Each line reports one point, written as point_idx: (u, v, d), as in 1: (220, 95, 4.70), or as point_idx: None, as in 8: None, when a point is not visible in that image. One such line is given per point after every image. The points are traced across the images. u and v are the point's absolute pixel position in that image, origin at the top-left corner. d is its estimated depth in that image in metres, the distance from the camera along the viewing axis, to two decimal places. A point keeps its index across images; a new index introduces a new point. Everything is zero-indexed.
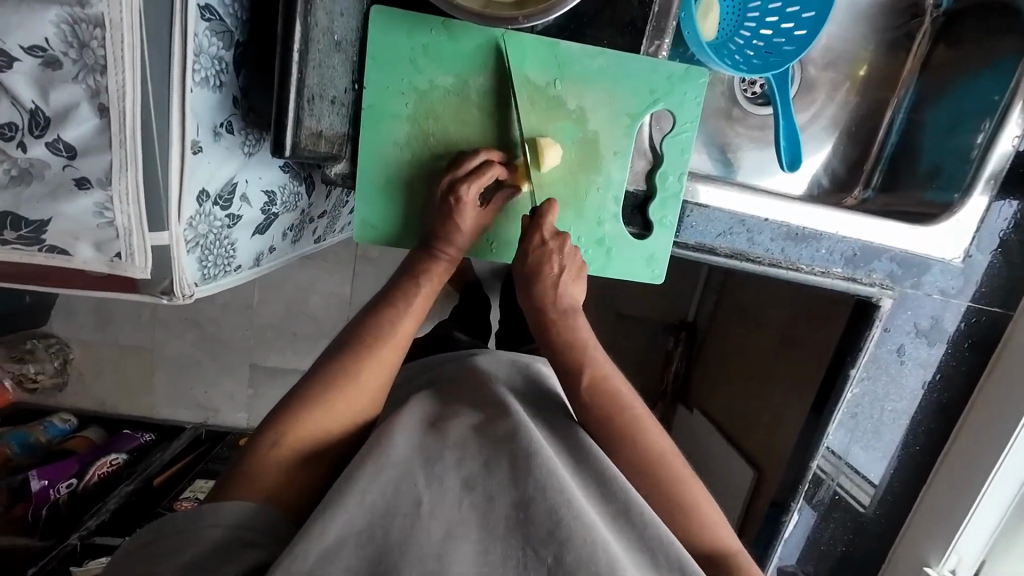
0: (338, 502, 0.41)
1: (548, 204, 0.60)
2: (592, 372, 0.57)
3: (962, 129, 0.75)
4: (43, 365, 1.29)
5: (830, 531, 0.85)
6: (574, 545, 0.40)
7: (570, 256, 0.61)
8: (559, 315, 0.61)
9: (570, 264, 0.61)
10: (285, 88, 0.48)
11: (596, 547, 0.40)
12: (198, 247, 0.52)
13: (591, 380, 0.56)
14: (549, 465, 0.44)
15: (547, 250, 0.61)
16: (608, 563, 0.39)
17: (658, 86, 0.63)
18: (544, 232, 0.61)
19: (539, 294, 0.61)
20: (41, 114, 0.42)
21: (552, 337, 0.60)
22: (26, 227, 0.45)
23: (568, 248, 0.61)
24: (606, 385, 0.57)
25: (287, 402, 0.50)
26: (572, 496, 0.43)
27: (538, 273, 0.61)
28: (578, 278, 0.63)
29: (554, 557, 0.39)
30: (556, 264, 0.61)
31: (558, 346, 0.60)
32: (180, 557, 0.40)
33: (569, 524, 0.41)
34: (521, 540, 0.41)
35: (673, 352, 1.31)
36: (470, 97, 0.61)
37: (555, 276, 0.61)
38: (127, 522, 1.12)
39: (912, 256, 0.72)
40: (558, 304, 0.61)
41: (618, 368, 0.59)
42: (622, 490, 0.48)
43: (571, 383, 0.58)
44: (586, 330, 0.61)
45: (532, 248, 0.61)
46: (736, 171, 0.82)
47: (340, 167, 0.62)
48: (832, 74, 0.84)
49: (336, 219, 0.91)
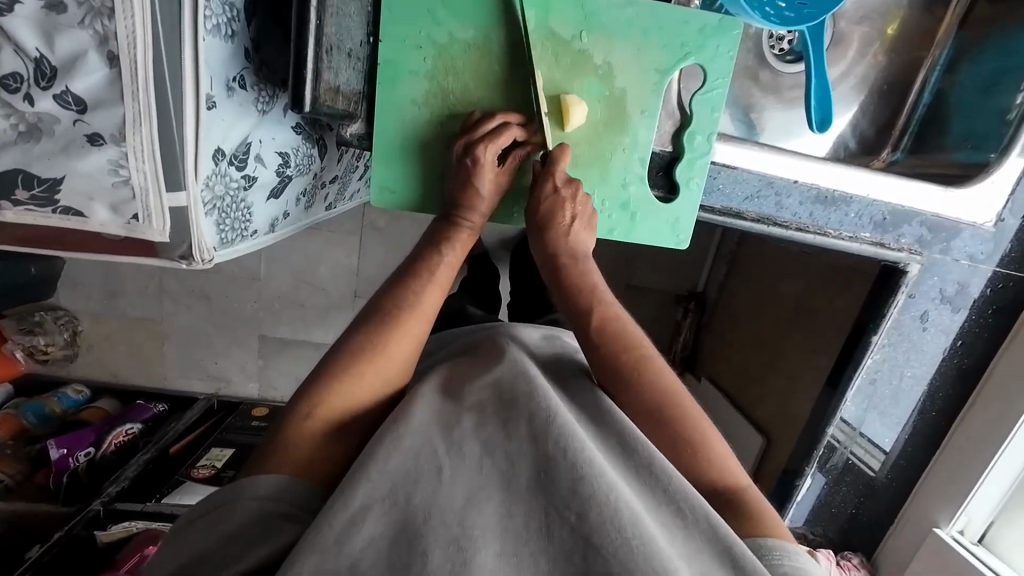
0: (361, 472, 0.40)
1: (561, 149, 0.57)
2: (602, 313, 0.55)
3: (1001, 90, 0.72)
4: (53, 337, 1.28)
5: (842, 495, 0.88)
6: (598, 503, 0.38)
7: (583, 204, 0.58)
8: (571, 261, 0.59)
9: (582, 212, 0.59)
10: (302, 37, 0.46)
11: (618, 507, 0.38)
12: (215, 210, 0.50)
13: (601, 321, 0.54)
14: (569, 428, 0.43)
15: (560, 199, 0.58)
16: (631, 518, 0.38)
17: (689, 40, 0.60)
18: (556, 180, 0.58)
19: (552, 244, 0.59)
20: (47, 63, 0.39)
21: (564, 285, 0.58)
22: (38, 186, 0.43)
23: (581, 196, 0.59)
24: (615, 325, 0.54)
25: (318, 373, 0.50)
26: (595, 458, 0.42)
27: (549, 221, 0.58)
28: (589, 226, 0.60)
29: (577, 515, 0.38)
30: (569, 213, 0.58)
31: (569, 292, 0.57)
32: (231, 522, 0.41)
33: (591, 483, 0.39)
34: (543, 503, 0.40)
35: (683, 323, 1.30)
36: (491, 52, 0.58)
37: (568, 225, 0.58)
38: (146, 488, 1.15)
39: (943, 221, 0.71)
40: (571, 250, 0.59)
41: (629, 314, 0.56)
42: (642, 444, 0.46)
43: (582, 331, 0.55)
44: (598, 278, 0.58)
45: (542, 198, 0.58)
46: (759, 133, 0.79)
47: (355, 127, 0.59)
48: (864, 30, 0.80)
49: (346, 186, 0.88)
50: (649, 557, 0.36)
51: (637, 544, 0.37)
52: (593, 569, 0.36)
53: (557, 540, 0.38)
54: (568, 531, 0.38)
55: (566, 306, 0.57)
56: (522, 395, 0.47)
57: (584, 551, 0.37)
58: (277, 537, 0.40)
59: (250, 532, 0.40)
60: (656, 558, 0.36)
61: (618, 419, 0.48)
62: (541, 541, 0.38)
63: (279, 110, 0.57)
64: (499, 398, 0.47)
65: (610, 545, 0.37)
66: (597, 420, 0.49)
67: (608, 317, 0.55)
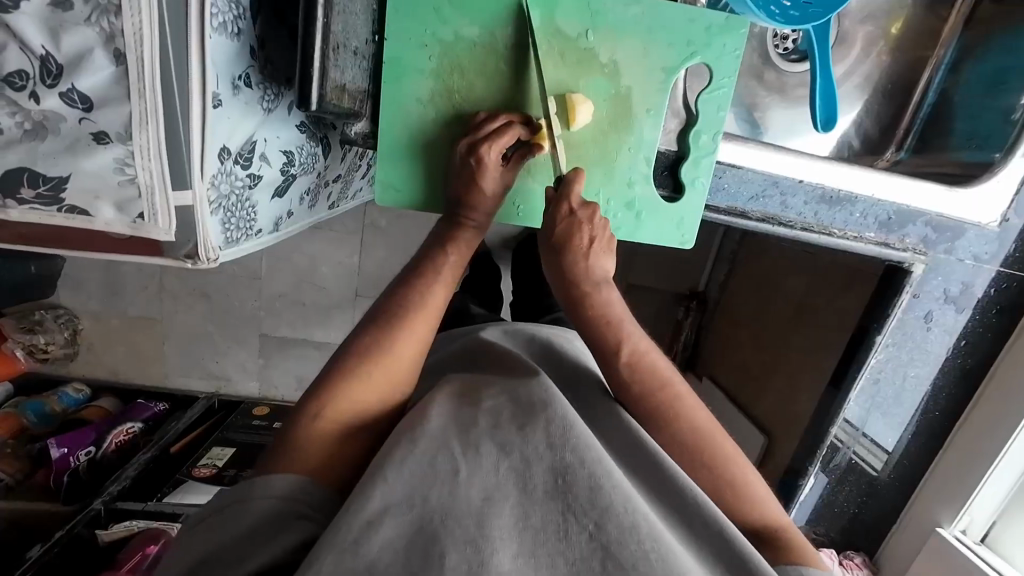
0: (378, 473, 0.40)
1: (576, 173, 0.55)
2: (631, 348, 0.52)
3: (1006, 89, 0.71)
4: (52, 336, 1.27)
5: (844, 495, 0.88)
6: (615, 514, 0.39)
7: (601, 227, 0.56)
8: (592, 287, 0.55)
9: (600, 236, 0.56)
10: (309, 36, 0.46)
11: (636, 518, 0.39)
12: (221, 209, 0.50)
13: (630, 358, 0.52)
14: (585, 440, 0.44)
15: (577, 220, 0.56)
16: (649, 531, 0.39)
17: (696, 38, 0.60)
18: (573, 202, 0.56)
19: (570, 267, 0.55)
20: (52, 61, 0.39)
21: (583, 313, 0.55)
22: (44, 184, 0.43)
23: (598, 219, 0.57)
24: (644, 361, 0.52)
25: (325, 375, 0.50)
26: (613, 471, 0.42)
27: (567, 244, 0.56)
28: (609, 250, 0.57)
29: (595, 524, 0.39)
30: (587, 235, 0.56)
31: (592, 322, 0.54)
32: (241, 523, 0.41)
33: (609, 493, 0.40)
34: (562, 507, 0.40)
35: (684, 322, 1.30)
36: (497, 50, 0.58)
37: (586, 248, 0.56)
38: (147, 488, 1.15)
39: (948, 220, 0.71)
40: (592, 276, 0.55)
41: (653, 343, 0.54)
42: (656, 456, 0.47)
43: (606, 362, 0.53)
44: (620, 304, 0.55)
45: (558, 220, 0.56)
46: (763, 132, 0.79)
47: (361, 125, 0.59)
48: (869, 29, 0.80)
49: (349, 185, 0.88)
50: (668, 566, 0.37)
51: (656, 558, 0.38)
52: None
53: (574, 544, 0.38)
54: (586, 537, 0.38)
55: (589, 337, 0.54)
56: (538, 402, 0.46)
57: (602, 559, 0.37)
58: (286, 538, 0.40)
59: (259, 533, 0.40)
60: (673, 564, 0.38)
61: (635, 431, 0.50)
62: (560, 543, 0.38)
63: (283, 109, 0.56)
64: (516, 406, 0.47)
65: (628, 554, 0.37)
66: (611, 439, 0.50)
67: (637, 353, 0.52)
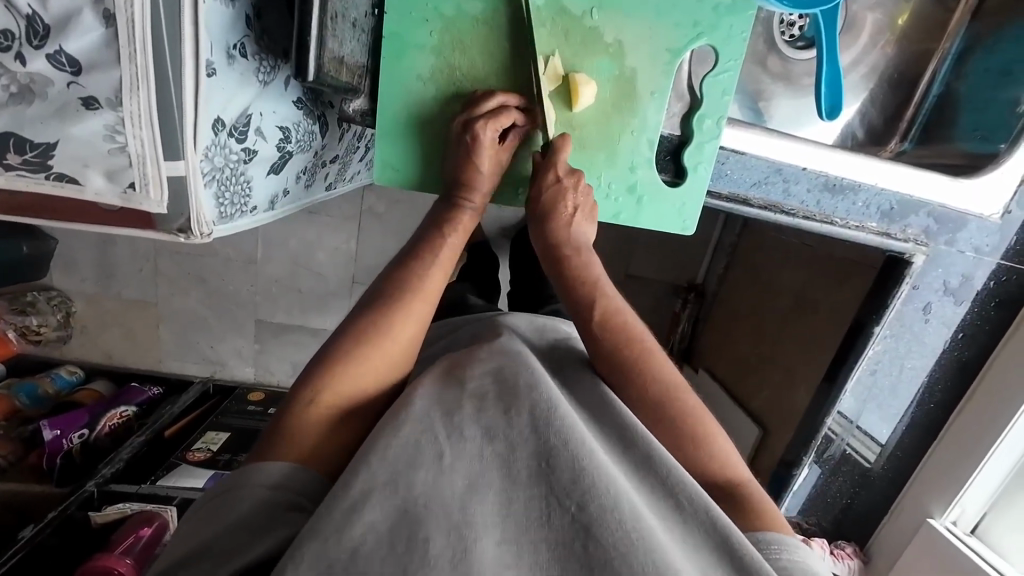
0: (362, 461, 0.40)
1: (563, 139, 0.57)
2: (604, 306, 0.55)
3: (1012, 81, 0.71)
4: (45, 318, 1.26)
5: (837, 485, 0.89)
6: (598, 494, 0.38)
7: (585, 193, 0.58)
8: (573, 252, 0.59)
9: (584, 204, 0.59)
10: (307, 4, 0.44)
11: (618, 497, 0.39)
12: (214, 181, 0.49)
13: (603, 315, 0.54)
14: (568, 423, 0.43)
15: (562, 187, 0.58)
16: (630, 510, 0.38)
17: (702, 19, 0.58)
18: (559, 170, 0.58)
19: (552, 233, 0.59)
20: (39, 21, 0.38)
21: (563, 275, 0.58)
22: (31, 150, 0.41)
23: (582, 186, 0.58)
24: (617, 319, 0.54)
25: (321, 359, 0.49)
26: (595, 452, 0.42)
27: (552, 212, 0.58)
28: (590, 218, 0.60)
29: (578, 506, 0.38)
30: (570, 203, 0.58)
31: (571, 284, 0.57)
32: (236, 512, 0.41)
33: (592, 475, 0.39)
34: (544, 491, 0.39)
35: (681, 315, 1.29)
36: (500, 27, 0.56)
37: (569, 216, 0.59)
38: (142, 470, 1.14)
39: (950, 211, 0.70)
40: (573, 241, 0.59)
41: (627, 303, 0.57)
42: (642, 438, 0.46)
43: (583, 321, 0.55)
44: (598, 267, 0.58)
45: (545, 187, 0.58)
46: (767, 119, 0.78)
47: (359, 102, 0.58)
48: (877, 17, 0.79)
49: (347, 166, 0.87)
50: (648, 549, 0.36)
51: (636, 536, 0.37)
52: (593, 559, 0.36)
53: (557, 528, 0.38)
54: (569, 518, 0.38)
55: (568, 297, 0.57)
56: (522, 386, 0.46)
57: (584, 541, 0.37)
58: (281, 530, 0.39)
59: (254, 524, 0.40)
60: (657, 549, 0.36)
61: (618, 409, 0.49)
62: (542, 528, 0.38)
63: (280, 83, 0.55)
64: (501, 385, 0.47)
65: (609, 536, 0.37)
66: (595, 412, 0.49)
67: (610, 311, 0.54)
